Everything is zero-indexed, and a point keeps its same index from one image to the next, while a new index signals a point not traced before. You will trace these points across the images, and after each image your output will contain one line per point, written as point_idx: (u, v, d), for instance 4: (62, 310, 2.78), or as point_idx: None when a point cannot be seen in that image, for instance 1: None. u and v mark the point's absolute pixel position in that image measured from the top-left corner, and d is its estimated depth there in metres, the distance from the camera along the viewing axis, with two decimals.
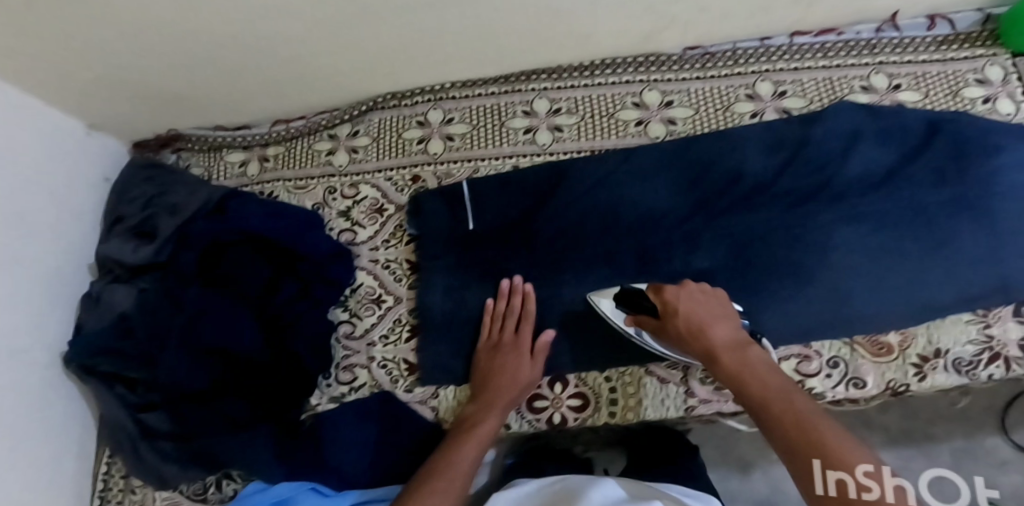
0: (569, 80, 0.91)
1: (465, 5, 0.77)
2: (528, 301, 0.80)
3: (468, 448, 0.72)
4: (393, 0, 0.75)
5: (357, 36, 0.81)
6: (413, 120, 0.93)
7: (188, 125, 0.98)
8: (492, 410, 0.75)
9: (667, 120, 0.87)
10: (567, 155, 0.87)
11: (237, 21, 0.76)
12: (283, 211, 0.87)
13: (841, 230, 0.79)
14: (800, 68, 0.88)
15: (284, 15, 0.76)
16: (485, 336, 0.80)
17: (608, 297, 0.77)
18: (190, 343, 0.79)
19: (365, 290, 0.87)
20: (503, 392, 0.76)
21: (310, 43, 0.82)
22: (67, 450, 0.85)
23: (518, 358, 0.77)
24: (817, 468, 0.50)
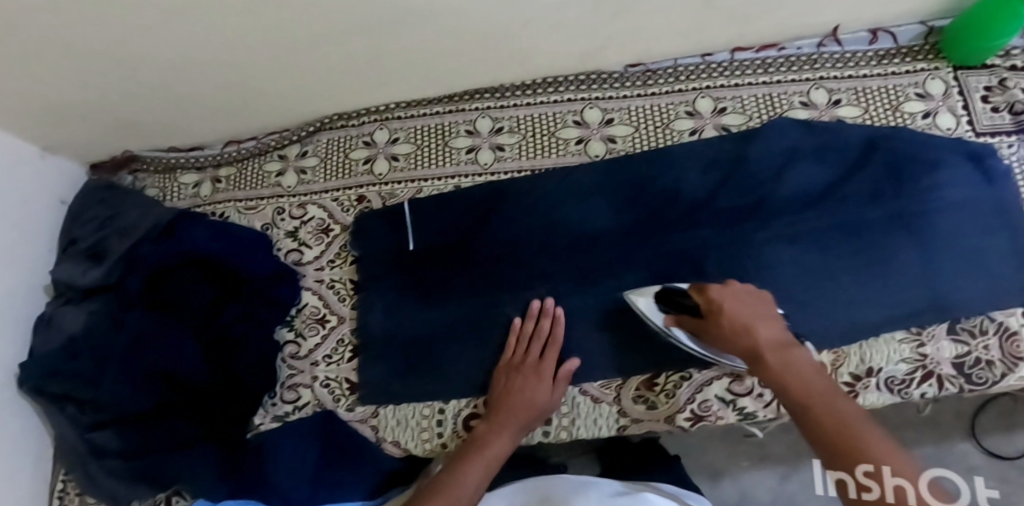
0: (512, 99, 0.92)
1: (395, 29, 0.78)
2: (557, 324, 0.78)
3: (475, 470, 0.70)
4: (324, 25, 0.76)
5: (295, 60, 0.82)
6: (359, 140, 0.94)
7: (143, 147, 1.00)
8: (504, 431, 0.73)
9: (607, 138, 0.88)
10: (507, 175, 0.88)
11: (172, 47, 0.77)
12: (227, 231, 0.87)
13: (777, 248, 0.80)
14: (740, 84, 0.88)
15: (218, 40, 0.77)
16: (508, 355, 0.79)
17: (649, 296, 0.77)
18: (133, 365, 0.80)
19: (310, 310, 0.88)
20: (510, 416, 0.74)
21: (248, 69, 0.84)
22: (22, 470, 0.87)
23: (536, 384, 0.75)
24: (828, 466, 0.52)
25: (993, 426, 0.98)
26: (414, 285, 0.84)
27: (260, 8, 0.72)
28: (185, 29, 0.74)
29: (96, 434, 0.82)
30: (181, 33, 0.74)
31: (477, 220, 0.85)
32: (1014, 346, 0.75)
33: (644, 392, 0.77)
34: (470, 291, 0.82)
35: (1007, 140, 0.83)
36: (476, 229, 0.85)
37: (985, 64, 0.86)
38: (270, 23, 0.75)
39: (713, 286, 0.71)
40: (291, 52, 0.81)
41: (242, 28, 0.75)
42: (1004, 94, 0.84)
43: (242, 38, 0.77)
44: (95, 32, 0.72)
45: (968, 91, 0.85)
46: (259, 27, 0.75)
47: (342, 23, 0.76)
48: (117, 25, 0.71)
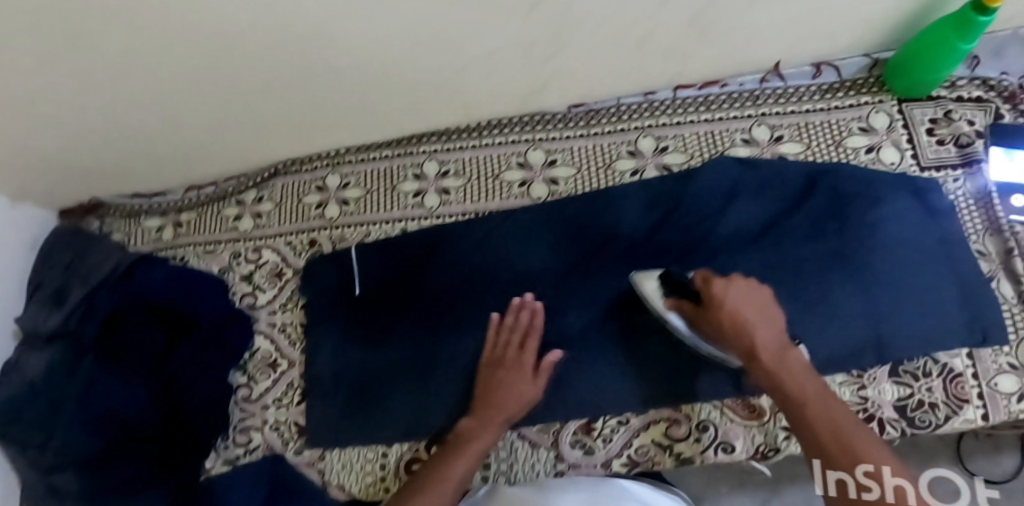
0: (458, 142, 0.93)
1: (334, 79, 0.80)
2: (536, 317, 0.79)
3: (462, 465, 0.70)
4: (264, 78, 0.78)
5: (240, 111, 0.85)
6: (312, 185, 0.96)
7: (110, 193, 1.03)
8: (487, 427, 0.74)
9: (549, 180, 0.89)
10: (452, 218, 0.89)
11: (118, 102, 0.80)
12: (183, 276, 0.90)
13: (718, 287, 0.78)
14: (682, 123, 0.88)
15: (161, 96, 0.79)
16: (488, 352, 0.79)
17: (654, 277, 0.76)
18: (83, 412, 0.81)
19: (263, 354, 0.90)
20: (491, 412, 0.75)
21: (198, 122, 0.86)
22: None
23: (518, 379, 0.76)
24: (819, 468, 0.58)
25: (978, 448, 0.92)
26: (359, 328, 0.86)
27: (196, 66, 0.74)
28: (127, 85, 0.76)
29: (51, 478, 0.82)
30: (124, 90, 0.77)
31: (420, 264, 0.87)
32: (959, 387, 0.73)
33: (582, 437, 0.77)
34: (411, 336, 0.84)
35: (952, 174, 0.81)
36: (420, 273, 0.87)
37: (930, 96, 0.85)
38: (209, 79, 0.77)
39: (716, 278, 0.69)
40: (236, 104, 0.83)
41: (182, 84, 0.78)
42: (949, 127, 0.83)
43: (184, 93, 0.79)
44: (41, 94, 0.75)
45: (912, 124, 0.84)
46: (198, 83, 0.78)
47: (279, 76, 0.78)
48: (61, 85, 0.74)
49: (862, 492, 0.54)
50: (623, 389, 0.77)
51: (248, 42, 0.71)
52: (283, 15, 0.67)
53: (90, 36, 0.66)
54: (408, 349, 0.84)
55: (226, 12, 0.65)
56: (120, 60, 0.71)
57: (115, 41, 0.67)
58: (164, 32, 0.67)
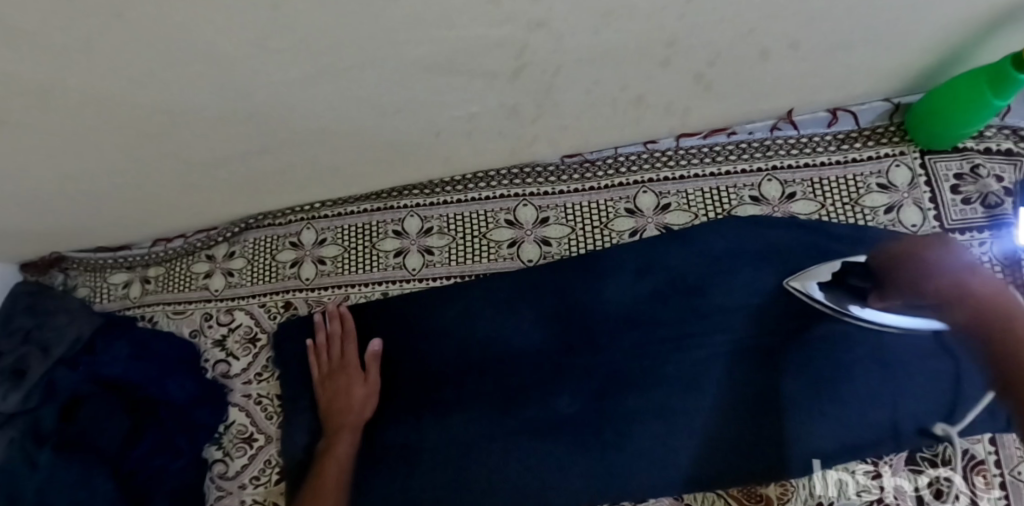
0: (442, 195, 0.86)
1: (308, 138, 0.72)
2: (344, 321, 0.83)
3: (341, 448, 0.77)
4: (234, 143, 0.71)
5: (205, 175, 0.78)
6: (287, 241, 0.90)
7: (70, 248, 0.96)
8: (341, 439, 0.78)
9: (541, 240, 0.82)
10: (436, 282, 0.83)
11: (76, 170, 0.72)
12: (148, 350, 0.85)
13: (720, 368, 0.74)
14: (685, 176, 0.81)
15: (119, 161, 0.72)
16: (326, 361, 0.82)
17: (815, 283, 0.72)
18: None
19: (237, 428, 0.85)
20: (331, 468, 0.76)
21: (161, 184, 0.79)
22: None
23: (349, 434, 0.78)
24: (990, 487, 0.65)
25: None
26: (347, 430, 0.78)
27: (146, 135, 0.67)
28: (71, 156, 0.69)
29: None
30: (70, 160, 0.70)
31: (345, 332, 0.82)
32: (979, 476, 0.69)
33: None
34: (393, 412, 0.80)
35: (978, 236, 0.75)
36: (375, 378, 0.80)
37: (956, 147, 0.77)
38: (165, 147, 0.70)
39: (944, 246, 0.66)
40: (197, 169, 0.76)
41: (136, 152, 0.71)
42: (976, 184, 0.76)
43: (139, 160, 0.72)
44: None
45: (937, 181, 0.77)
46: (154, 151, 0.71)
47: (241, 142, 0.72)
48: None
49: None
50: (620, 475, 0.73)
51: (202, 113, 0.64)
52: (237, 87, 0.60)
53: (23, 118, 0.59)
54: (394, 432, 0.80)
55: (173, 87, 0.59)
56: (59, 135, 0.64)
57: (53, 118, 0.61)
58: (104, 106, 0.60)
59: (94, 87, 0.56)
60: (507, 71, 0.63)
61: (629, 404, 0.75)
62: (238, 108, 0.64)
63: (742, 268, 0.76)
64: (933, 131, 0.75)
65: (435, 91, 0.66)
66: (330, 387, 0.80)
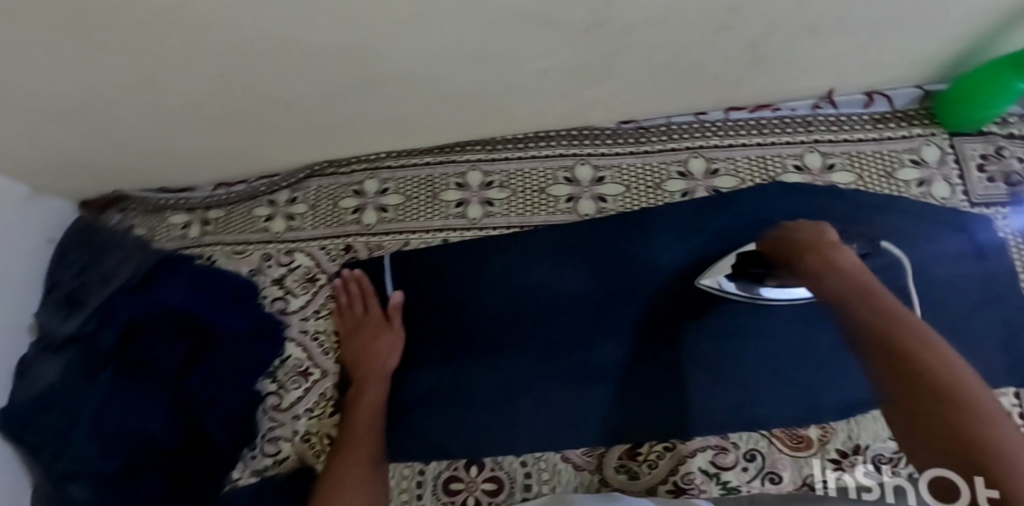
0: (504, 152, 0.91)
1: (388, 87, 0.77)
2: (361, 281, 0.88)
3: (372, 393, 0.83)
4: (318, 86, 0.76)
5: (280, 117, 0.82)
6: (349, 189, 0.94)
7: (134, 187, 1.00)
8: (370, 385, 0.83)
9: (597, 197, 0.87)
10: (496, 231, 0.87)
11: (164, 102, 0.77)
12: (204, 283, 0.87)
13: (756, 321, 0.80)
14: (734, 145, 0.87)
15: (206, 97, 0.76)
16: (350, 317, 0.87)
17: (723, 275, 0.80)
18: (102, 428, 0.79)
19: (294, 362, 0.88)
20: (363, 416, 0.81)
21: (239, 124, 0.83)
22: None
23: (376, 384, 0.83)
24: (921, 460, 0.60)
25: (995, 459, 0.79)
26: (376, 378, 0.84)
27: (238, 71, 0.71)
28: (163, 88, 0.74)
29: (66, 486, 0.80)
30: (159, 91, 0.74)
31: (363, 292, 0.88)
32: None
33: (627, 462, 0.76)
34: (442, 353, 0.85)
35: (1001, 211, 0.82)
36: (400, 328, 0.86)
37: (981, 131, 0.84)
38: (254, 85, 0.75)
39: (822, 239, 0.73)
40: (273, 110, 0.81)
41: (222, 90, 0.75)
42: (999, 164, 0.83)
43: (224, 98, 0.77)
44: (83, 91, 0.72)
45: (964, 159, 0.84)
46: (241, 89, 0.75)
47: (323, 87, 0.76)
48: (92, 85, 0.72)
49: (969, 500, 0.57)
50: (668, 415, 0.78)
51: (296, 52, 0.69)
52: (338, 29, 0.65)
53: (135, 42, 0.64)
54: (444, 371, 0.85)
55: (279, 23, 0.62)
56: (158, 64, 0.69)
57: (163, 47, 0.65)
58: (210, 38, 0.64)
59: (207, 16, 0.60)
60: (588, 29, 0.68)
61: (669, 354, 0.81)
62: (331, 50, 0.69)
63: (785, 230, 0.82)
64: (959, 117, 0.82)
65: (516, 43, 0.71)
66: (357, 341, 0.85)
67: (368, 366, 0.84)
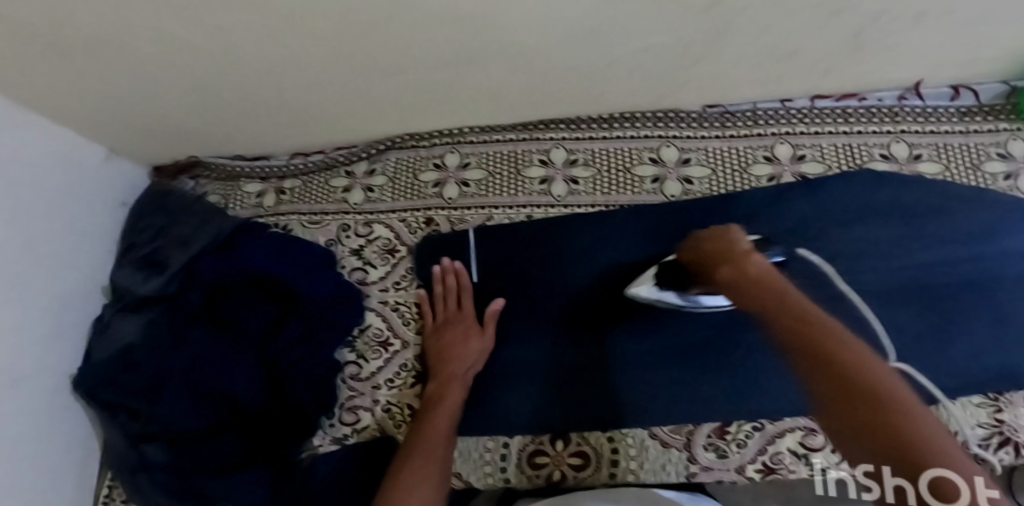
0: (589, 131, 0.91)
1: (482, 59, 0.77)
2: (460, 276, 0.86)
3: (453, 393, 0.79)
4: (413, 54, 0.75)
5: (368, 86, 0.82)
6: (429, 162, 0.94)
7: (209, 154, 0.99)
8: (452, 386, 0.80)
9: (683, 178, 0.87)
10: (581, 209, 0.88)
11: (256, 65, 0.76)
12: (287, 249, 0.86)
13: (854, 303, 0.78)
14: (820, 133, 0.88)
15: (301, 64, 0.76)
16: (439, 315, 0.85)
17: (650, 284, 0.79)
18: (191, 385, 0.80)
19: (374, 331, 0.87)
20: (441, 415, 0.77)
21: (326, 92, 0.83)
22: (43, 468, 0.83)
23: (459, 385, 0.80)
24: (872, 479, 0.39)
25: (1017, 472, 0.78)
26: (460, 379, 0.81)
27: (339, 36, 0.70)
28: (261, 51, 0.73)
29: (145, 446, 0.82)
30: (256, 52, 0.73)
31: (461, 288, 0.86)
32: None
33: (716, 439, 0.76)
34: (523, 325, 0.85)
35: None
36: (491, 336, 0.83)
37: None
38: (349, 52, 0.74)
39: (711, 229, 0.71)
40: (363, 78, 0.80)
41: (316, 57, 0.75)
42: None
43: (316, 64, 0.76)
44: (182, 49, 0.72)
45: None
46: (335, 55, 0.74)
47: (417, 56, 0.76)
48: (191, 45, 0.71)
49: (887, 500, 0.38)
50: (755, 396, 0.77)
51: (400, 20, 0.68)
52: None
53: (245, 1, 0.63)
54: (528, 345, 0.84)
55: None
56: (261, 26, 0.68)
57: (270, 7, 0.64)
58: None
59: None
60: (696, 8, 0.68)
61: (756, 335, 0.79)
62: (435, 18, 0.68)
63: (869, 219, 0.83)
64: None
65: (619, 20, 0.70)
66: (445, 337, 0.83)
67: (453, 365, 0.81)
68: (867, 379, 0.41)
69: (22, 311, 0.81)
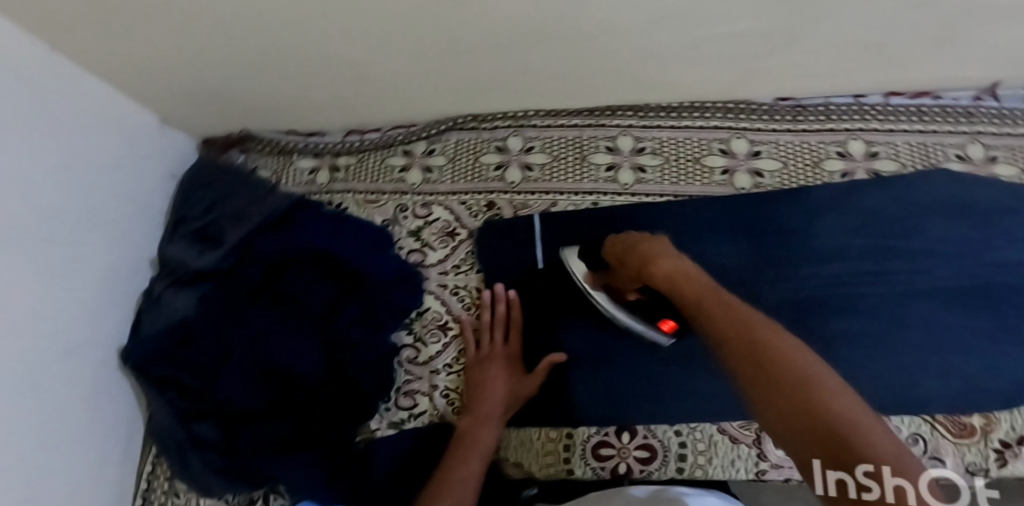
0: (657, 119, 0.89)
1: (558, 40, 0.74)
2: (511, 312, 0.84)
3: (487, 432, 0.76)
4: (488, 33, 0.73)
5: (436, 64, 0.79)
6: (491, 145, 0.92)
7: (261, 127, 0.97)
8: (488, 423, 0.76)
9: (753, 171, 0.86)
10: (649, 198, 0.86)
11: (326, 38, 0.74)
12: (345, 226, 0.85)
13: (859, 324, 0.78)
14: (895, 130, 0.86)
15: (372, 38, 0.74)
16: (481, 348, 0.82)
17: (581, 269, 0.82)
18: (252, 360, 0.78)
19: (432, 315, 0.85)
20: (474, 453, 0.73)
21: (392, 68, 0.80)
22: (91, 439, 0.81)
23: (495, 424, 0.77)
24: (816, 467, 0.43)
25: None
26: (497, 418, 0.77)
27: (418, 10, 0.68)
28: (336, 21, 0.70)
29: (194, 424, 0.79)
30: (330, 22, 0.71)
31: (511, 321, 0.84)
32: None
33: None
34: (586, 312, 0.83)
35: None
36: (533, 380, 0.80)
37: None
38: (423, 27, 0.72)
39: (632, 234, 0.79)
40: (430, 57, 0.78)
41: (390, 30, 0.72)
42: None
43: (387, 38, 0.74)
44: (253, 17, 0.70)
45: None
46: (408, 30, 0.72)
47: (492, 35, 0.73)
48: (264, 12, 0.69)
49: (861, 491, 0.39)
50: None
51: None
52: None
53: None
54: (590, 335, 0.82)
55: None
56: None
57: None
58: None
59: None
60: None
61: (827, 331, 0.78)
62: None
63: (947, 219, 0.80)
64: None
65: (707, 7, 0.68)
66: (486, 370, 0.80)
67: (491, 402, 0.78)
68: (800, 378, 0.47)
69: (75, 280, 0.79)
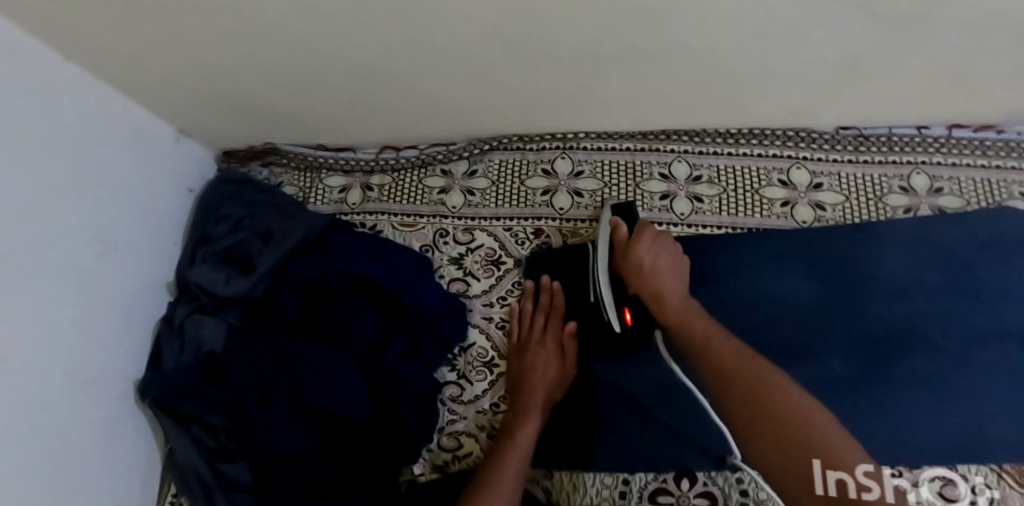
0: (713, 146, 0.86)
1: (625, 59, 0.69)
2: (555, 297, 0.81)
3: (530, 421, 0.75)
4: (552, 48, 0.67)
5: (489, 79, 0.74)
6: (538, 167, 0.87)
7: (288, 140, 0.91)
8: (531, 413, 0.75)
9: (814, 204, 0.83)
10: (706, 229, 0.83)
11: (373, 46, 0.67)
12: (383, 254, 0.80)
13: (915, 372, 0.76)
14: (959, 164, 0.82)
15: (424, 48, 0.68)
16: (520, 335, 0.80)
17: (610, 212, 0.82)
18: (294, 399, 0.72)
19: (477, 351, 0.81)
20: (514, 448, 0.73)
21: (439, 81, 0.74)
22: (104, 482, 0.74)
23: (538, 414, 0.76)
24: (820, 468, 0.69)
25: None
26: (540, 406, 0.76)
27: (483, 20, 0.62)
28: (385, 28, 0.64)
29: (222, 463, 0.72)
30: (381, 30, 0.65)
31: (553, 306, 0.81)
32: None
33: None
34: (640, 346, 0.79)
35: None
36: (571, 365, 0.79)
37: None
38: (483, 39, 0.66)
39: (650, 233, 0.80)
40: (483, 71, 0.72)
41: (448, 40, 0.66)
42: None
43: (442, 49, 0.68)
44: (299, 23, 0.63)
45: None
46: (467, 41, 0.66)
47: (555, 50, 0.68)
48: (313, 16, 0.62)
49: (863, 490, 0.69)
50: (892, 439, 0.73)
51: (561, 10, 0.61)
52: None
53: None
54: (643, 374, 0.78)
55: None
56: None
57: None
58: None
59: None
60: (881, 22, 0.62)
61: (892, 375, 0.76)
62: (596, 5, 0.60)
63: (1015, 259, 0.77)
64: None
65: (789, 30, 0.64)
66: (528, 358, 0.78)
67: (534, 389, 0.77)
68: (786, 413, 0.73)
69: (90, 308, 0.72)
